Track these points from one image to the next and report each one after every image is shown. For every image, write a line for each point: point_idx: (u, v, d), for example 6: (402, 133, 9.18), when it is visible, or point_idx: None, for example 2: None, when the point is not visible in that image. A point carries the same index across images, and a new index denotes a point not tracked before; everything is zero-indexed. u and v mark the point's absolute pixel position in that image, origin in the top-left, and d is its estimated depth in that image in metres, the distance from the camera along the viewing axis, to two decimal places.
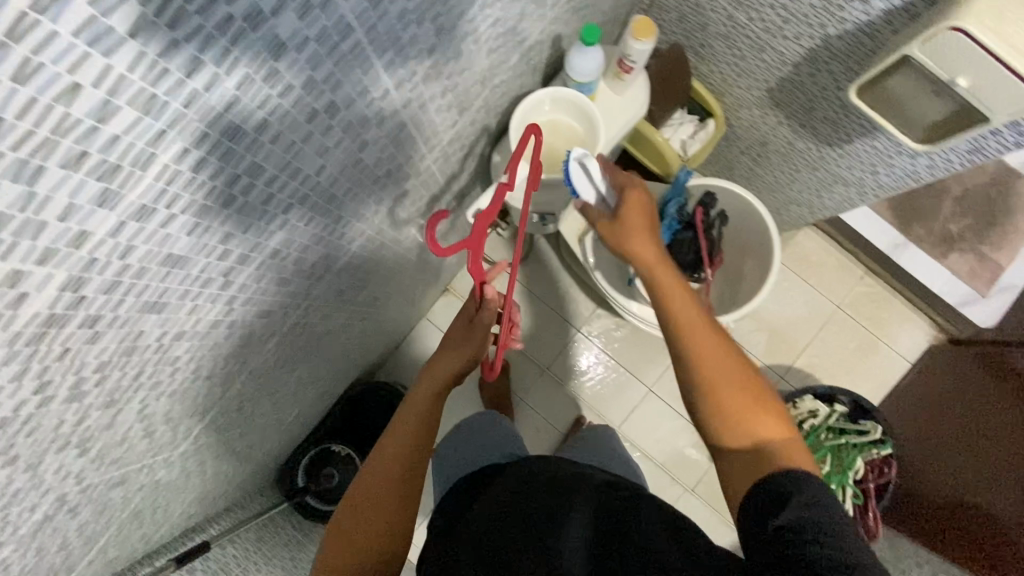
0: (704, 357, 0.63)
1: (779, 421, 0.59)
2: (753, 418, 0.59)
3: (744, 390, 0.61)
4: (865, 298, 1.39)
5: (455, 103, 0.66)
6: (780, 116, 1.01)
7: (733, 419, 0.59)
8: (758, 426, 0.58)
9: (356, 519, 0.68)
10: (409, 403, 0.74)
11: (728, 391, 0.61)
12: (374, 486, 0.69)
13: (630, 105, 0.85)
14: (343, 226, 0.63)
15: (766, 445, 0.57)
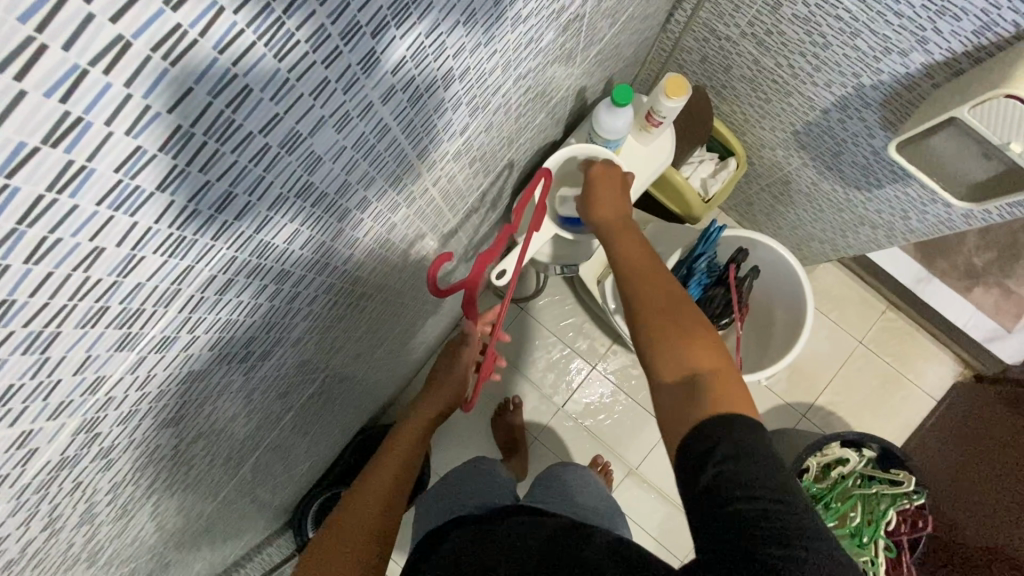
0: (655, 315, 0.58)
1: (720, 353, 0.54)
2: (691, 352, 0.54)
3: (687, 328, 0.56)
4: (887, 334, 1.36)
5: (481, 167, 0.63)
6: (805, 158, 0.98)
7: (682, 362, 0.54)
8: (698, 364, 0.53)
9: (335, 552, 0.54)
10: (398, 439, 0.71)
11: (680, 330, 0.56)
12: (363, 503, 0.60)
13: (658, 155, 0.83)
14: (365, 299, 0.60)
15: (704, 381, 0.52)
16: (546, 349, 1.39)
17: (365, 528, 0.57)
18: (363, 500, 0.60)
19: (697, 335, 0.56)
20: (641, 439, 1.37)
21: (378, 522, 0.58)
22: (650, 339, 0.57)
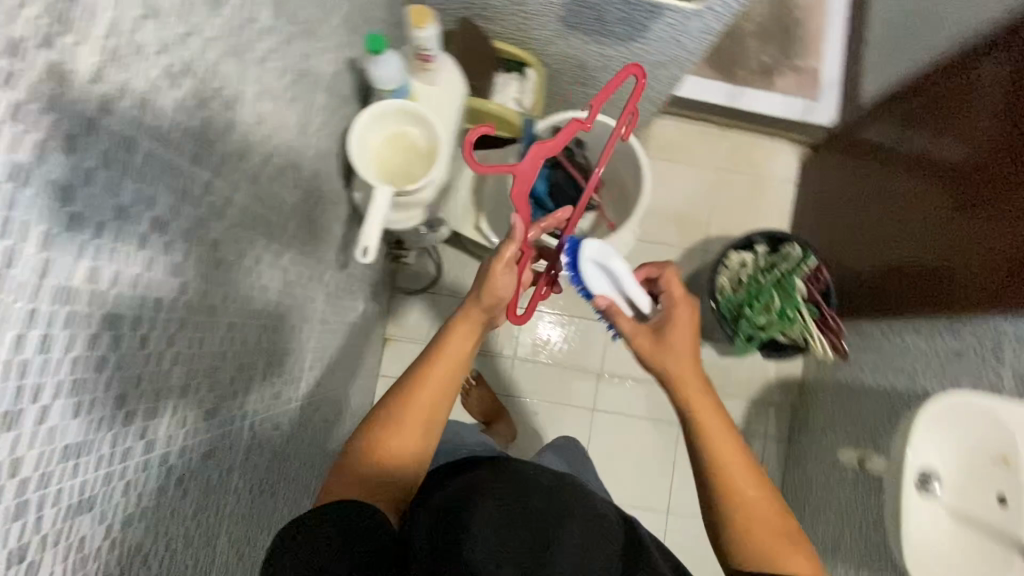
0: (722, 456, 0.69)
1: (804, 550, 0.66)
2: (781, 557, 0.64)
3: (770, 516, 0.67)
4: (734, 152, 1.51)
5: (288, 164, 0.64)
6: (582, 37, 1.07)
7: (751, 518, 0.67)
8: (785, 558, 0.64)
9: (394, 441, 0.68)
10: (445, 358, 0.73)
11: (765, 513, 0.67)
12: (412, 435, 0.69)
13: (451, 87, 0.86)
14: (244, 330, 0.60)
15: (785, 569, 0.64)
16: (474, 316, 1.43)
17: (405, 427, 0.69)
18: (409, 406, 0.70)
19: (782, 522, 0.67)
20: (595, 346, 1.45)
21: (422, 423, 0.70)
22: (702, 433, 0.71)
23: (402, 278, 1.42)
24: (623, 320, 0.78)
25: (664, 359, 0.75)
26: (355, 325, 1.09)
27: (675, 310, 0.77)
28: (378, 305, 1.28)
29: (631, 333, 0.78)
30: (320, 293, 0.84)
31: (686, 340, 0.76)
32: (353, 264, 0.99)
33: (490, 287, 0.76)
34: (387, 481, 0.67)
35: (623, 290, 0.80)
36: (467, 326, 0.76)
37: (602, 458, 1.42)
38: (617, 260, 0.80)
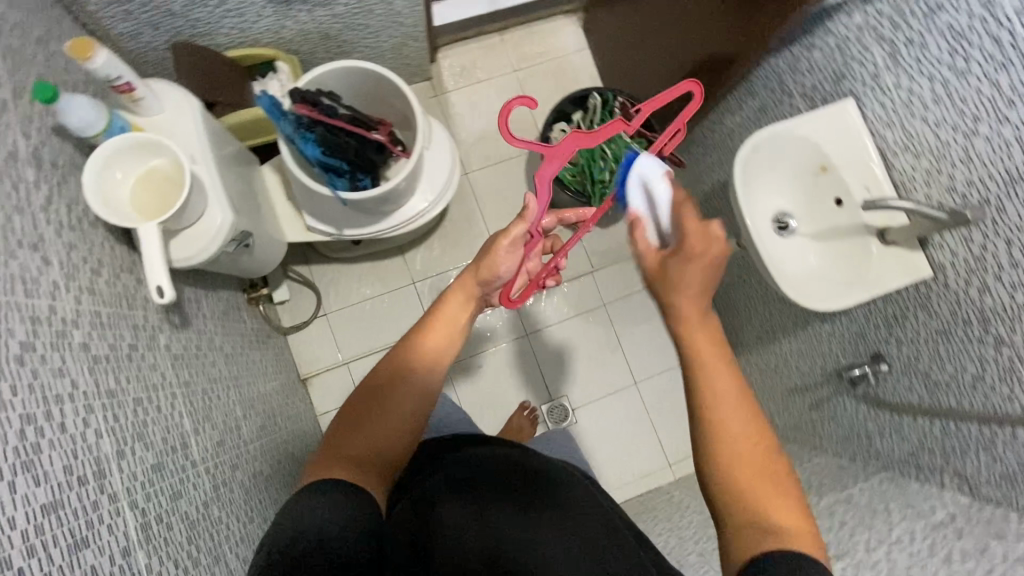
0: (715, 391, 0.58)
1: (797, 506, 0.55)
2: (768, 501, 0.55)
3: (755, 461, 0.57)
4: (520, 47, 1.54)
5: (22, 243, 0.60)
6: (304, 6, 1.06)
7: (739, 461, 0.57)
8: (768, 507, 0.55)
9: (371, 416, 0.64)
10: (443, 324, 0.72)
11: (748, 448, 0.57)
12: (385, 414, 0.65)
13: (180, 109, 0.83)
14: (53, 416, 0.56)
15: (773, 518, 0.54)
16: (373, 313, 1.41)
17: (394, 398, 0.65)
18: (400, 373, 0.67)
19: (771, 468, 0.57)
20: None
21: (411, 391, 0.66)
22: (696, 357, 0.60)
23: (287, 317, 1.38)
24: (642, 235, 0.64)
25: (666, 292, 0.61)
26: (247, 376, 1.06)
27: (705, 228, 0.58)
28: (272, 351, 1.24)
29: (645, 252, 0.63)
30: (166, 357, 0.81)
31: (696, 271, 0.58)
32: (201, 320, 0.95)
33: (489, 263, 0.75)
34: (375, 451, 0.63)
35: (655, 209, 0.65)
36: (463, 292, 0.74)
37: (555, 370, 1.45)
38: (663, 186, 0.66)
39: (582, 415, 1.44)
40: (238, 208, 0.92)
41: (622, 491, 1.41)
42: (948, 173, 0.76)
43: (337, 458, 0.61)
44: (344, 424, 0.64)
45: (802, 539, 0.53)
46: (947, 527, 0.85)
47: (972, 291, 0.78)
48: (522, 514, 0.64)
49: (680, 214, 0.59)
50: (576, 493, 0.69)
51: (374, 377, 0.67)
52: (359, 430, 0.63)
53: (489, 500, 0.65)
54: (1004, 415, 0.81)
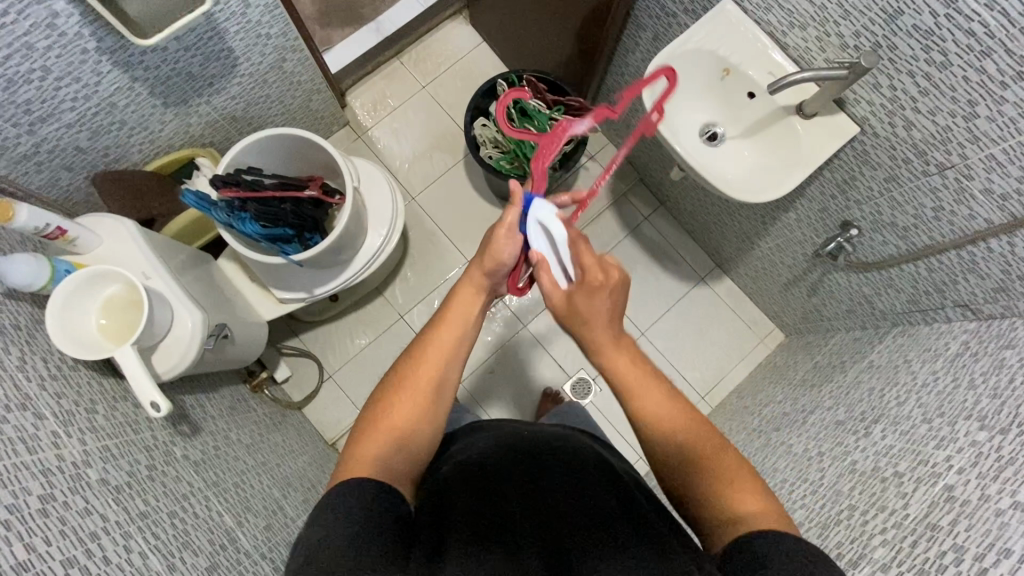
0: (651, 410, 0.67)
1: (762, 497, 0.59)
2: (735, 488, 0.60)
3: (696, 455, 0.64)
4: (421, 63, 1.57)
5: (12, 406, 0.63)
6: (202, 98, 1.09)
7: (691, 466, 0.63)
8: (734, 493, 0.60)
9: (393, 413, 0.68)
10: (452, 324, 0.72)
11: (694, 449, 0.64)
12: (415, 411, 0.68)
13: (116, 233, 0.85)
14: (95, 551, 0.58)
15: (736, 509, 0.59)
16: (375, 359, 1.42)
17: (422, 393, 0.69)
18: (418, 370, 0.70)
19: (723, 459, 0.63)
20: None
21: (430, 387, 0.69)
22: (627, 390, 0.68)
23: (296, 392, 1.40)
24: (548, 276, 0.69)
25: (579, 326, 0.69)
26: (275, 458, 1.08)
27: (601, 261, 0.70)
28: (291, 428, 1.26)
29: (551, 292, 0.70)
30: (187, 466, 0.82)
31: (604, 298, 0.69)
32: (211, 422, 0.97)
33: (491, 256, 0.73)
34: (403, 446, 0.66)
35: (557, 250, 0.69)
36: (471, 287, 0.74)
37: (564, 349, 1.47)
38: (559, 228, 0.69)
39: (603, 380, 1.45)
40: (205, 306, 0.94)
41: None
42: (835, 32, 0.78)
43: (370, 456, 0.64)
44: (371, 422, 0.68)
45: (767, 515, 0.57)
46: (965, 355, 0.87)
47: (901, 130, 0.80)
48: (545, 500, 0.63)
49: (579, 249, 0.69)
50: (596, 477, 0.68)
51: (408, 374, 0.70)
52: (393, 430, 0.67)
53: (512, 497, 0.64)
54: (973, 232, 0.82)
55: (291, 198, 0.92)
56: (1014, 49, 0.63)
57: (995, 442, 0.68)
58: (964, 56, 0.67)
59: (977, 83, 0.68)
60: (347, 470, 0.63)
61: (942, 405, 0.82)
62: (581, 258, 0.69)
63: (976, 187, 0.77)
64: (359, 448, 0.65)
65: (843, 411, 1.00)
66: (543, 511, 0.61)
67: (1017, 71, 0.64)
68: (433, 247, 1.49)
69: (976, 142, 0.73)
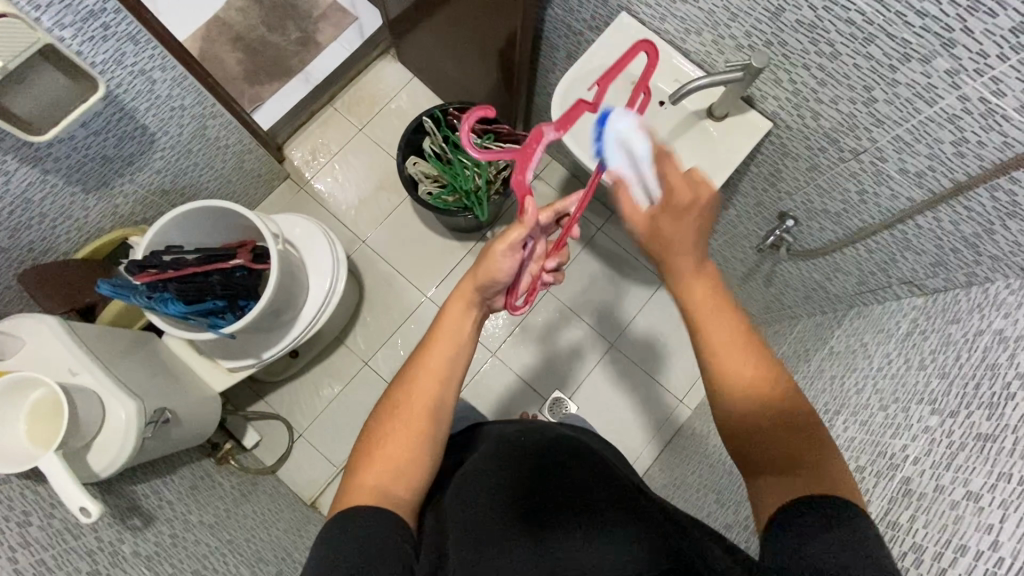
0: (726, 346, 0.59)
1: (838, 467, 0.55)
2: (809, 446, 0.56)
3: (757, 398, 0.58)
4: (355, 107, 1.56)
5: None
6: (124, 178, 1.07)
7: (758, 400, 0.58)
8: (820, 462, 0.55)
9: (391, 439, 0.63)
10: (445, 341, 0.69)
11: (765, 409, 0.58)
12: (409, 433, 0.64)
13: (38, 332, 0.83)
14: None
15: (805, 468, 0.54)
16: (345, 410, 1.39)
17: (417, 415, 0.65)
18: (413, 393, 0.66)
19: (800, 433, 0.56)
20: None
21: (426, 412, 0.65)
22: (705, 330, 0.60)
23: (268, 455, 1.36)
24: (627, 196, 0.61)
25: (662, 250, 0.61)
26: (244, 533, 1.04)
27: (688, 177, 0.60)
28: (262, 495, 1.22)
29: (632, 214, 0.61)
30: (138, 562, 0.79)
31: (686, 224, 0.60)
32: (167, 509, 0.94)
33: (486, 271, 0.70)
34: (405, 471, 0.62)
35: (639, 168, 0.61)
36: (462, 300, 0.71)
37: (537, 373, 1.45)
38: (642, 141, 0.63)
39: (579, 400, 1.43)
40: (142, 390, 0.91)
41: (653, 446, 1.40)
42: (729, 35, 0.78)
43: (367, 487, 0.60)
44: (363, 456, 0.63)
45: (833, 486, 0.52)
46: (915, 334, 0.86)
47: (810, 120, 0.80)
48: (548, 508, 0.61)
49: (661, 162, 0.60)
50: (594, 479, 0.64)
51: (403, 397, 0.66)
52: (389, 451, 0.63)
53: (501, 495, 0.63)
54: (899, 213, 0.82)
55: (214, 270, 0.90)
56: (893, 33, 0.62)
57: (946, 426, 0.67)
58: (850, 44, 0.67)
59: (868, 70, 0.67)
60: (344, 502, 0.59)
61: (897, 390, 0.80)
62: (662, 171, 0.60)
63: (891, 168, 0.76)
64: (356, 479, 0.61)
65: (809, 404, 0.98)
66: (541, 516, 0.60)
67: (902, 53, 0.63)
68: (389, 289, 1.47)
69: (880, 125, 0.72)
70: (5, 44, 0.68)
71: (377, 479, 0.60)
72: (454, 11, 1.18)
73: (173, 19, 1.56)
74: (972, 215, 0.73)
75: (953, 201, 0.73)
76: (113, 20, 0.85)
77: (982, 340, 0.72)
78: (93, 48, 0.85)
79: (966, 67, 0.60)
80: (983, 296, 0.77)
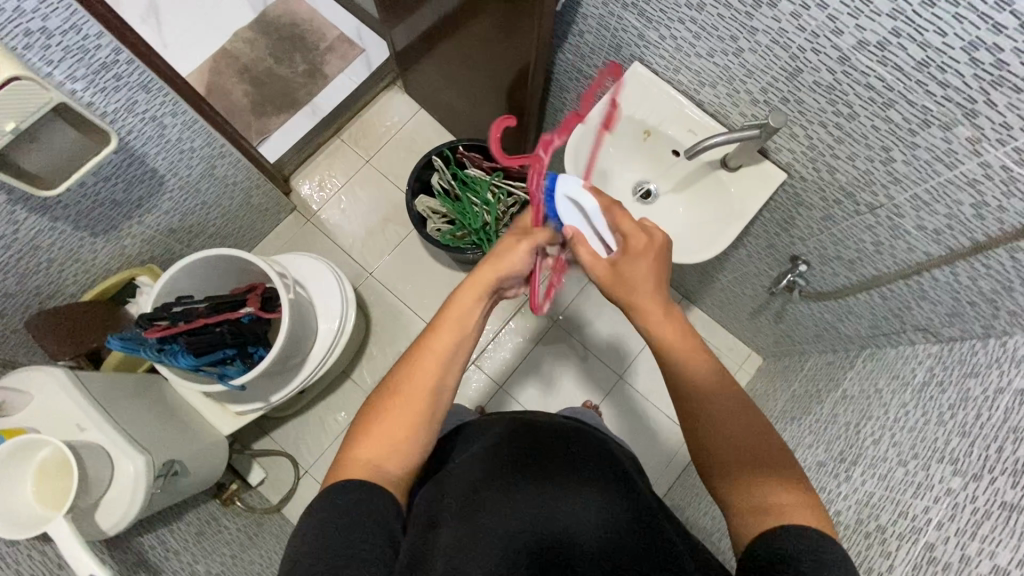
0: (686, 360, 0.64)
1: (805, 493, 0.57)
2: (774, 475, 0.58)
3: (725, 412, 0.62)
4: (361, 138, 1.56)
5: None
6: (132, 221, 1.06)
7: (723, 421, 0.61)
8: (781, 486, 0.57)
9: (389, 415, 0.62)
10: (451, 326, 0.66)
11: (743, 435, 0.61)
12: (404, 406, 0.62)
13: (48, 386, 0.82)
14: None
15: (775, 499, 0.56)
16: None
17: (415, 391, 0.63)
18: (414, 369, 0.64)
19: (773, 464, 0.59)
20: None
21: (426, 395, 0.63)
22: (679, 354, 0.65)
23: (274, 493, 1.35)
24: (587, 250, 0.69)
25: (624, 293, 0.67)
26: None
27: (641, 226, 0.68)
28: (268, 537, 1.20)
29: (594, 264, 0.68)
30: None
31: (646, 267, 0.67)
32: (174, 559, 0.91)
33: (503, 262, 0.68)
34: (401, 452, 0.61)
35: (591, 222, 0.70)
36: (474, 290, 0.67)
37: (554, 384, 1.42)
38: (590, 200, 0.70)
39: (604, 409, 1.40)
40: (153, 440, 0.89)
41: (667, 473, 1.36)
42: (744, 89, 0.78)
43: (361, 459, 0.59)
44: (360, 428, 0.62)
45: (805, 516, 0.54)
46: (931, 385, 0.84)
47: (825, 174, 0.79)
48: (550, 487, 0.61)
49: (614, 214, 0.68)
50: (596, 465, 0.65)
51: (404, 369, 0.64)
52: (385, 423, 0.62)
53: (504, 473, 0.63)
54: (915, 265, 0.81)
55: (226, 320, 0.89)
56: (914, 100, 0.62)
57: (969, 491, 0.66)
58: (869, 107, 0.67)
59: (887, 132, 0.67)
60: (337, 473, 0.59)
61: (915, 444, 0.79)
62: (619, 224, 0.68)
63: (908, 224, 0.76)
64: (350, 451, 0.61)
65: (823, 451, 0.97)
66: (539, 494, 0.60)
67: (922, 120, 0.63)
68: (396, 321, 1.46)
69: (897, 183, 0.72)
70: (18, 106, 0.67)
71: (370, 450, 0.60)
72: (464, 49, 1.18)
73: (181, 52, 1.57)
74: (990, 272, 0.72)
75: (971, 258, 0.73)
76: (125, 71, 0.84)
77: (1002, 398, 0.70)
78: (104, 98, 0.84)
79: (987, 136, 0.59)
80: (1000, 350, 0.75)
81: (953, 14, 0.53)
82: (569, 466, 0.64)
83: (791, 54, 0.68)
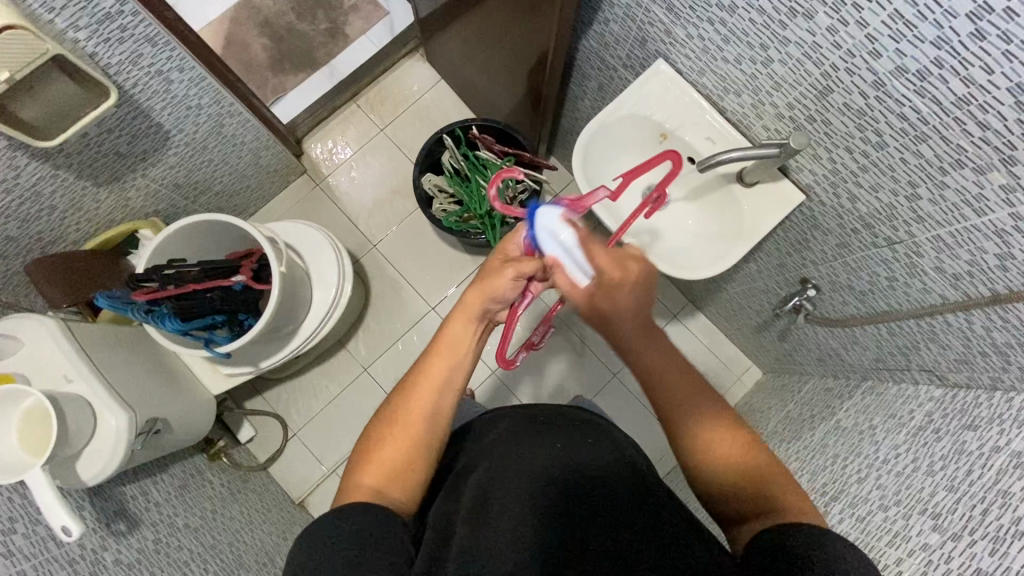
0: (659, 375, 0.63)
1: (792, 487, 0.57)
2: (763, 485, 0.58)
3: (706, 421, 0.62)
4: (378, 106, 1.52)
5: None
6: (136, 173, 1.06)
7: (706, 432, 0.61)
8: (776, 489, 0.57)
9: (387, 443, 0.62)
10: (443, 353, 0.66)
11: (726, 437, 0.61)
12: (403, 434, 0.62)
13: (38, 335, 0.84)
14: None
15: (768, 497, 0.56)
16: (340, 413, 1.40)
17: (414, 422, 0.63)
18: (412, 399, 0.64)
19: (753, 461, 0.59)
20: None
21: (422, 420, 0.63)
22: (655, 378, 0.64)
23: (262, 451, 1.38)
24: (562, 277, 0.62)
25: (603, 322, 0.64)
26: (228, 536, 1.04)
27: (617, 256, 0.63)
28: (250, 494, 1.22)
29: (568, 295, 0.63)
30: (118, 572, 0.77)
31: (622, 296, 0.63)
32: (154, 511, 0.93)
33: (489, 286, 0.65)
34: (400, 474, 0.61)
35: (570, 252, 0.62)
36: (463, 317, 0.66)
37: (553, 373, 1.41)
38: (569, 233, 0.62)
39: (603, 400, 1.40)
40: (140, 397, 0.91)
41: (662, 463, 1.38)
42: (770, 102, 0.73)
43: (365, 486, 0.59)
44: (364, 453, 0.62)
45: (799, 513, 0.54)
46: (927, 430, 0.76)
47: (845, 202, 0.75)
48: (554, 454, 0.63)
49: (591, 248, 0.62)
50: (597, 446, 0.66)
51: (403, 400, 0.64)
52: (384, 452, 0.61)
53: (512, 447, 0.65)
54: (928, 306, 0.77)
55: (216, 288, 0.90)
56: (950, 137, 0.57)
57: (946, 550, 0.60)
58: (900, 139, 0.62)
59: (916, 166, 0.62)
60: (342, 500, 0.59)
61: (900, 491, 0.73)
62: (595, 258, 0.62)
63: (926, 264, 0.72)
64: (354, 476, 0.61)
65: (806, 480, 0.93)
66: (542, 460, 0.62)
67: (955, 159, 0.58)
68: (396, 296, 1.46)
69: (921, 222, 0.68)
70: (14, 55, 0.68)
71: (372, 476, 0.60)
72: (488, 23, 1.12)
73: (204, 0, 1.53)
74: (1008, 324, 0.67)
75: (989, 308, 0.68)
76: (130, 23, 0.82)
77: (998, 458, 0.63)
78: (108, 50, 0.82)
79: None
80: (1005, 406, 0.67)
81: (1002, 51, 0.48)
82: (565, 438, 0.66)
83: (823, 71, 0.63)
